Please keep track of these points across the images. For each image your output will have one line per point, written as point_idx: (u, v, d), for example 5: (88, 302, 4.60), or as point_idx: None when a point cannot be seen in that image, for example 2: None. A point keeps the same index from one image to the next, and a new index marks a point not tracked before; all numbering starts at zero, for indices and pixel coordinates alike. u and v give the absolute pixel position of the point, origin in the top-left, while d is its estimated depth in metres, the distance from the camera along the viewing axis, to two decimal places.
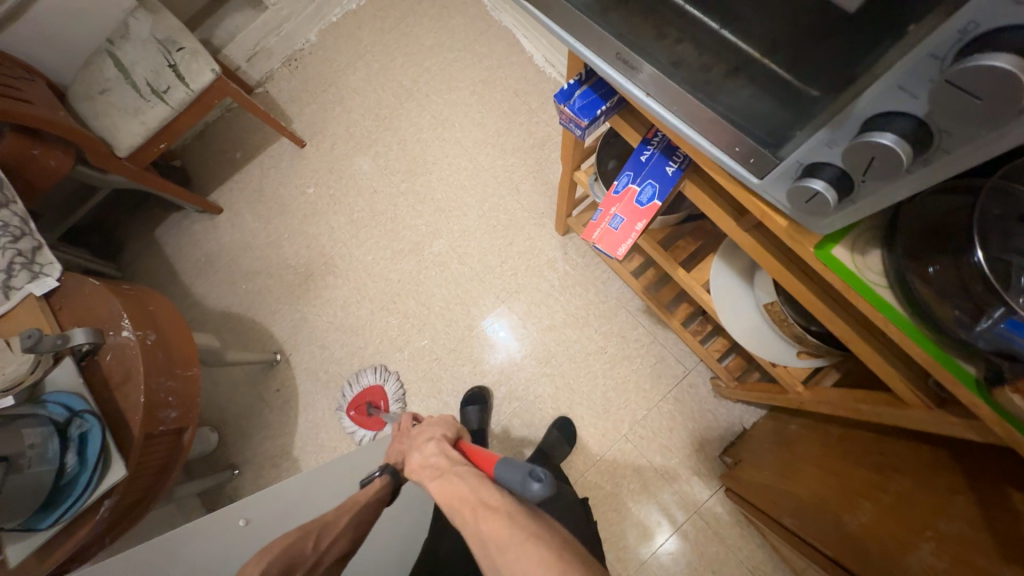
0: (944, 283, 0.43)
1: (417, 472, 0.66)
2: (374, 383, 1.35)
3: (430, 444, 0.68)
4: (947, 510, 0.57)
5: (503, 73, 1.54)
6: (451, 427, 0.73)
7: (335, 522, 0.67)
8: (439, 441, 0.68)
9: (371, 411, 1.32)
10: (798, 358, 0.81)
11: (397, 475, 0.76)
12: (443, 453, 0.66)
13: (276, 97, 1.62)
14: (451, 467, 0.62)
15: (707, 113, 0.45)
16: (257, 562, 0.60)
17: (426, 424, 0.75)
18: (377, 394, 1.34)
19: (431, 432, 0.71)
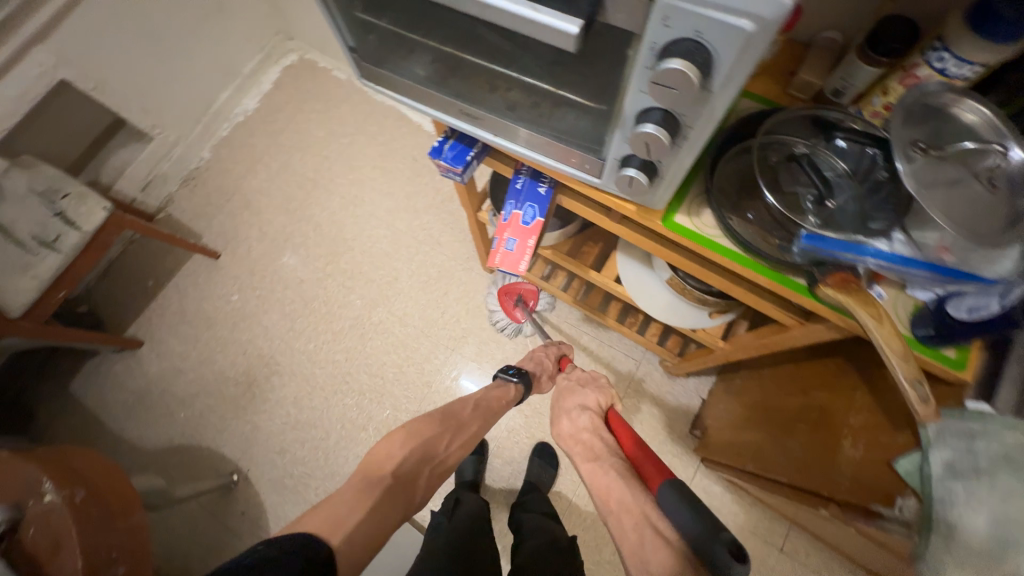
0: (762, 221, 0.53)
1: (569, 440, 0.74)
2: (529, 282, 1.21)
3: (585, 417, 0.75)
4: (852, 406, 0.66)
5: (398, 144, 1.66)
6: (606, 398, 0.80)
7: (465, 429, 0.79)
8: (592, 415, 0.75)
9: (519, 304, 1.26)
10: (711, 318, 0.90)
11: (528, 386, 0.88)
12: (598, 429, 0.73)
13: (181, 217, 1.62)
14: (604, 451, 0.68)
15: (541, 138, 0.55)
16: (399, 444, 0.72)
17: (587, 387, 0.82)
18: (528, 290, 1.22)
19: (585, 400, 0.79)
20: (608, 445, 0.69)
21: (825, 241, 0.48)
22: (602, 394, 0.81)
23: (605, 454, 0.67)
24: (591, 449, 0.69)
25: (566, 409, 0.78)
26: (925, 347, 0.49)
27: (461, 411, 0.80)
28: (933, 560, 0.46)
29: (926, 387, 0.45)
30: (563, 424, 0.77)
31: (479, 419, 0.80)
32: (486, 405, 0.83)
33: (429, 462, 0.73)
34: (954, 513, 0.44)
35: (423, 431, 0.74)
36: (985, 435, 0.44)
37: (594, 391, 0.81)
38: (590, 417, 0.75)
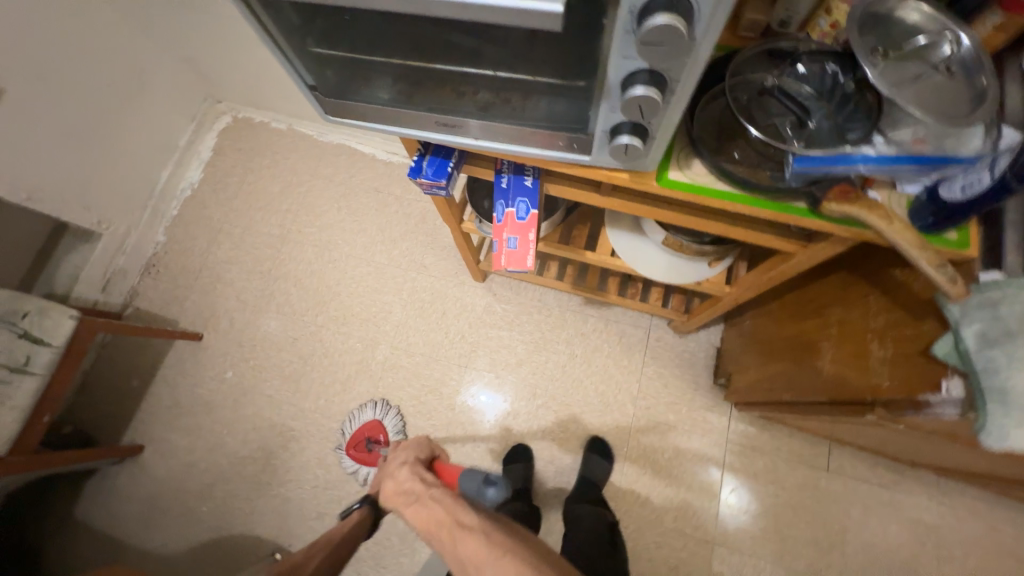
0: (749, 159, 0.56)
1: (394, 494, 0.81)
2: (372, 419, 1.36)
3: (404, 470, 0.83)
4: (869, 311, 0.68)
5: (358, 180, 1.65)
6: (421, 449, 0.91)
7: (302, 564, 0.78)
8: (409, 465, 0.84)
9: (371, 447, 1.33)
10: (711, 267, 0.93)
11: (374, 508, 0.94)
12: (416, 472, 0.83)
13: (150, 308, 1.55)
14: (422, 489, 0.78)
15: (523, 129, 0.55)
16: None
17: (409, 446, 0.92)
18: (375, 428, 1.35)
19: (404, 457, 0.88)
20: (426, 483, 0.79)
21: (814, 160, 0.50)
22: (420, 447, 0.91)
23: (425, 489, 0.78)
24: (409, 495, 0.78)
25: (390, 470, 0.86)
26: (932, 235, 0.51)
27: (291, 555, 0.79)
28: (994, 429, 0.45)
29: (950, 268, 0.47)
30: (387, 483, 0.84)
31: (313, 557, 0.80)
32: (320, 540, 0.84)
33: None
34: (999, 377, 0.45)
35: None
36: (1006, 300, 0.47)
37: (414, 449, 0.90)
38: (409, 467, 0.84)
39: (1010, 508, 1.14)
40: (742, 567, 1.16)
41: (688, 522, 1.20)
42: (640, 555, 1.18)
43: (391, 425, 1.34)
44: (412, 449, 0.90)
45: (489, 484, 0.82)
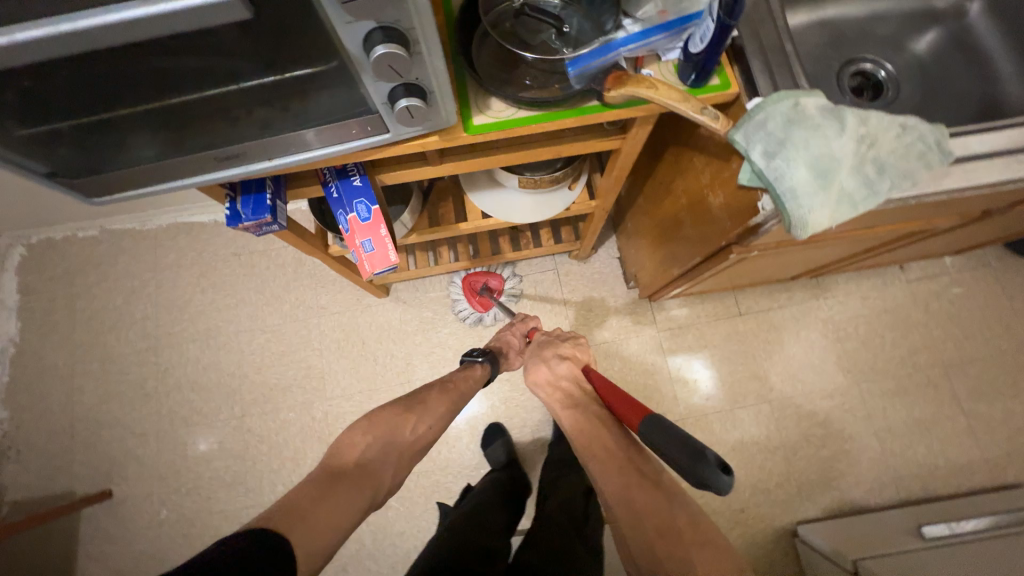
0: (539, 80, 0.59)
1: (548, 386, 0.79)
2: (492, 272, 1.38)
3: (564, 366, 0.80)
4: (698, 170, 0.76)
5: (210, 252, 1.49)
6: (581, 352, 0.83)
7: (430, 407, 0.77)
8: (570, 362, 0.80)
9: (483, 290, 1.33)
10: (573, 189, 0.98)
11: (496, 365, 0.90)
12: (577, 377, 0.78)
13: (32, 492, 1.33)
14: (584, 400, 0.75)
15: (310, 132, 0.52)
16: (362, 431, 0.70)
17: (570, 352, 0.83)
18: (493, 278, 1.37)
19: (563, 351, 0.82)
20: (585, 395, 0.76)
21: (586, 57, 0.53)
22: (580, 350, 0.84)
23: (585, 402, 0.75)
24: (568, 397, 0.77)
25: (545, 358, 0.81)
26: (701, 87, 0.58)
27: (427, 394, 0.80)
28: (796, 220, 0.53)
29: (713, 110, 0.53)
30: (540, 369, 0.81)
31: (446, 403, 0.79)
32: (456, 386, 0.83)
33: (394, 445, 0.70)
34: (786, 180, 0.53)
35: (383, 418, 0.73)
36: (768, 116, 0.55)
37: (567, 342, 0.85)
38: (570, 367, 0.79)
39: (872, 276, 1.39)
40: (712, 426, 1.30)
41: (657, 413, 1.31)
42: None
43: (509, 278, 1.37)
44: (576, 354, 0.83)
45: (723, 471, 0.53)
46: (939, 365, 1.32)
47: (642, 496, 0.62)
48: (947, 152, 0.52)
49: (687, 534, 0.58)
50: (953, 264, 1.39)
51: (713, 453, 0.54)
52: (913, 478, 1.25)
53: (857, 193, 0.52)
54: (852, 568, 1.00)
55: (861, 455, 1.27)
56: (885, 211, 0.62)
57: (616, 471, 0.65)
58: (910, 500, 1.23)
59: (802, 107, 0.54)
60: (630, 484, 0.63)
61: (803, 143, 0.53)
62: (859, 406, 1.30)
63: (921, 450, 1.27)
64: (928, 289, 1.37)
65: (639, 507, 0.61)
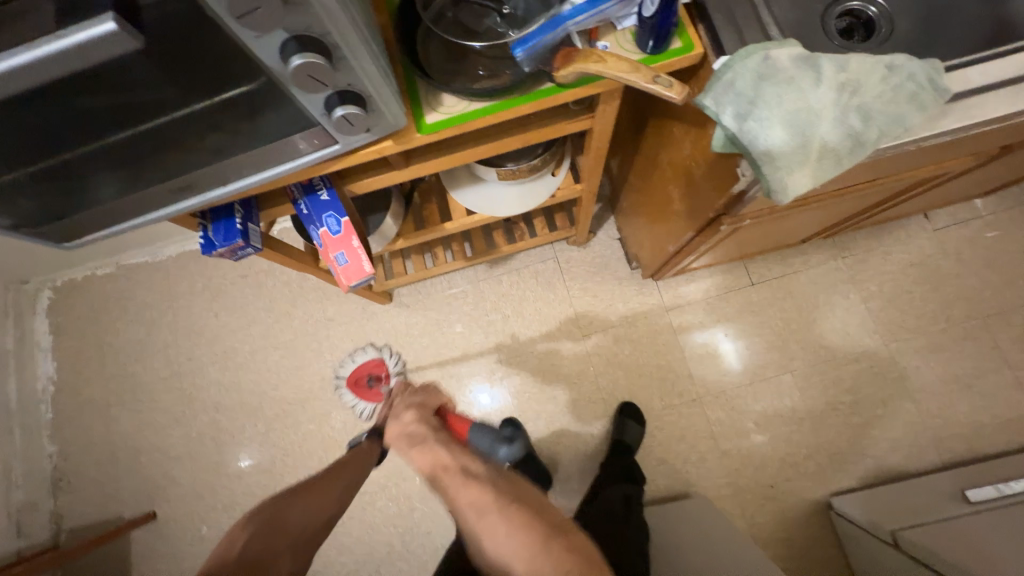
0: (492, 67, 0.57)
1: (397, 437, 0.73)
2: (372, 359, 1.39)
3: (410, 412, 0.74)
4: (679, 139, 0.72)
5: (218, 277, 1.53)
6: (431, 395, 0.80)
7: (309, 493, 0.76)
8: (416, 408, 0.75)
9: (372, 382, 1.38)
10: (556, 175, 0.94)
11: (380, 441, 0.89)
12: (422, 420, 0.73)
13: (85, 519, 1.42)
14: (428, 434, 0.70)
15: (259, 152, 0.52)
16: (244, 528, 0.68)
17: (412, 390, 0.82)
18: (375, 365, 1.39)
19: (412, 400, 0.78)
20: (430, 428, 0.71)
21: (531, 36, 0.50)
22: (431, 394, 0.81)
23: (429, 435, 0.69)
24: (414, 437, 0.70)
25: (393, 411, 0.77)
26: (661, 54, 0.54)
27: (310, 480, 0.79)
28: (776, 184, 0.50)
29: (665, 78, 0.46)
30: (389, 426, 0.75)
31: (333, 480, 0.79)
32: (338, 466, 0.83)
33: (280, 530, 0.69)
34: (760, 142, 0.49)
35: (269, 507, 0.73)
36: (736, 75, 0.50)
37: (419, 390, 0.82)
38: (417, 412, 0.74)
39: (895, 229, 1.29)
40: (733, 402, 1.25)
41: (672, 394, 1.28)
42: (650, 443, 1.25)
43: (390, 361, 1.38)
44: (425, 397, 0.79)
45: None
46: (976, 316, 1.23)
47: (477, 495, 0.58)
48: (942, 90, 0.47)
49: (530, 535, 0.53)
50: (986, 206, 1.28)
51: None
52: (955, 439, 1.17)
53: (842, 147, 0.48)
54: (891, 540, 0.96)
55: (896, 419, 1.20)
56: (882, 160, 0.57)
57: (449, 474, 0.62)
58: (952, 462, 1.16)
59: (773, 60, 0.50)
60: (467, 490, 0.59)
61: (776, 100, 0.49)
62: (889, 368, 1.23)
63: (962, 409, 1.18)
64: (958, 237, 1.27)
65: (476, 521, 0.56)
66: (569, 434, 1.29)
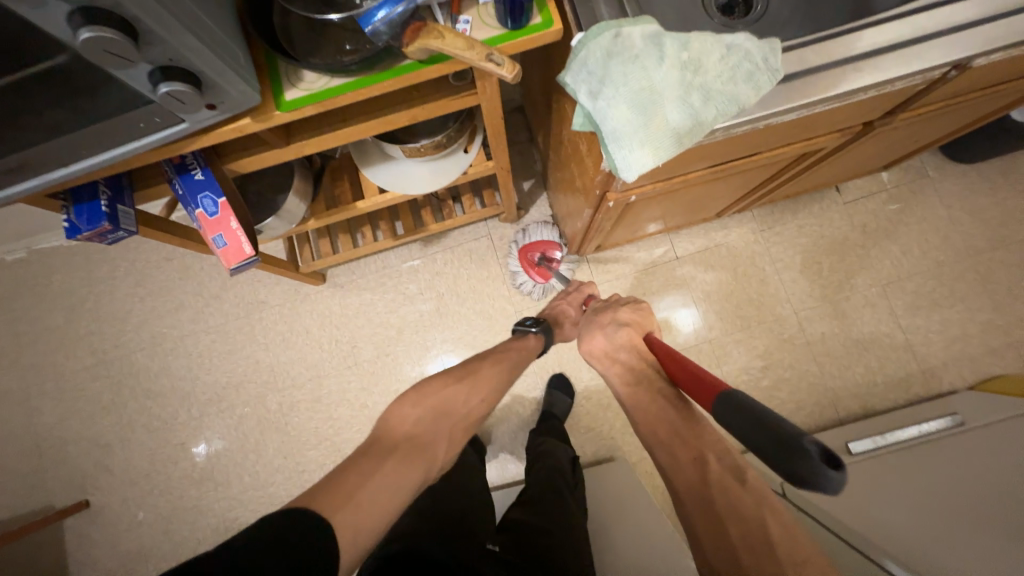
0: (355, 41, 0.54)
1: (605, 356, 0.76)
2: (548, 238, 1.32)
3: (624, 335, 0.76)
4: (568, 116, 0.73)
5: (141, 260, 1.46)
6: (642, 317, 0.81)
7: (482, 382, 0.75)
8: (631, 331, 0.77)
9: (543, 262, 1.30)
10: (467, 153, 0.94)
11: (548, 335, 0.91)
12: (636, 348, 0.74)
13: (15, 510, 1.38)
14: (643, 372, 0.71)
15: (95, 131, 0.49)
16: (415, 404, 0.67)
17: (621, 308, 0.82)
18: (550, 246, 1.31)
19: (621, 317, 0.80)
20: (648, 365, 0.72)
21: (375, 11, 0.47)
22: (641, 318, 0.81)
23: (648, 376, 0.70)
24: (630, 370, 0.72)
25: (602, 324, 0.79)
26: (520, 30, 0.53)
27: (482, 364, 0.78)
28: (625, 165, 0.51)
29: (498, 55, 0.49)
30: (596, 338, 0.77)
31: (496, 370, 0.78)
32: (505, 355, 0.82)
33: (452, 415, 0.69)
34: (607, 121, 0.50)
35: (434, 390, 0.70)
36: (589, 53, 0.51)
37: (626, 307, 0.83)
38: (631, 338, 0.75)
39: (810, 203, 1.36)
40: None
41: None
42: (580, 412, 1.31)
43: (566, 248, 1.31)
44: (639, 319, 0.80)
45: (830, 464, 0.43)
46: (878, 284, 1.32)
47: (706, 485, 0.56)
48: (774, 71, 0.49)
49: (770, 547, 0.51)
50: (891, 179, 1.35)
51: (810, 441, 0.45)
52: (852, 398, 1.27)
53: (683, 127, 0.50)
54: (781, 489, 1.06)
55: (802, 381, 1.29)
56: (737, 138, 0.59)
57: (686, 452, 0.59)
58: (848, 418, 1.26)
59: (625, 37, 0.50)
60: (690, 466, 0.58)
61: (622, 79, 0.50)
62: (800, 334, 1.31)
63: (860, 371, 1.29)
64: (865, 209, 1.35)
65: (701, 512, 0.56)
66: (504, 407, 1.33)
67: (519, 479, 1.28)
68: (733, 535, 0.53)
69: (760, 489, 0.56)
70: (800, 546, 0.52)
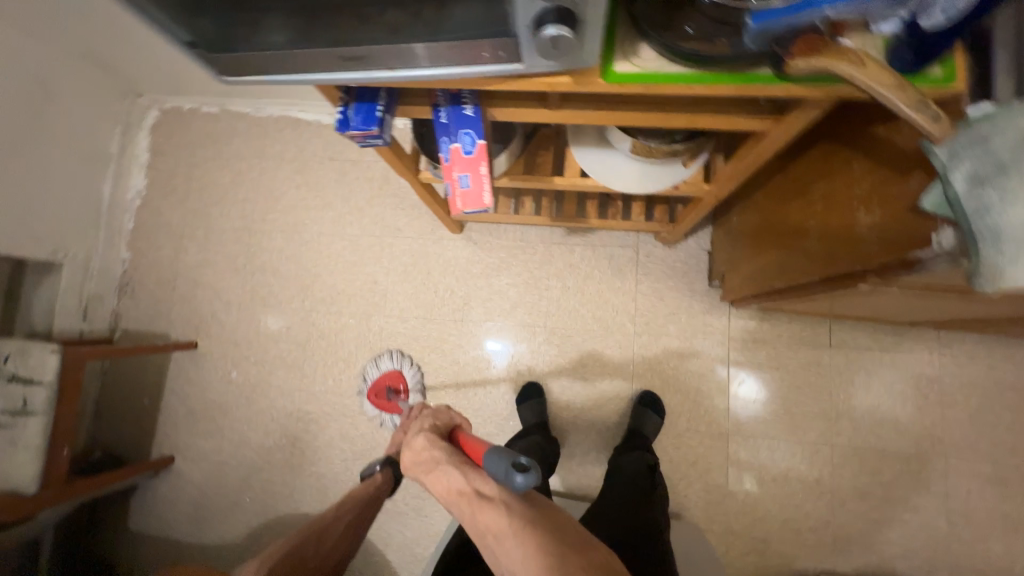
0: (704, 31, 0.49)
1: (412, 467, 0.66)
2: (392, 368, 1.38)
3: (422, 437, 0.68)
4: (852, 176, 0.65)
5: (308, 152, 1.55)
6: (442, 418, 0.74)
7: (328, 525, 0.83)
8: (430, 430, 0.69)
9: (391, 396, 1.36)
10: (687, 167, 0.87)
11: (395, 470, 0.94)
12: (437, 442, 0.66)
13: (139, 326, 1.55)
14: (446, 457, 0.64)
15: (441, 46, 0.48)
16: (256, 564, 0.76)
17: (426, 410, 0.77)
18: (394, 379, 1.37)
19: (424, 424, 0.72)
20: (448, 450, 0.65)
21: (771, 13, 0.43)
22: (439, 416, 0.75)
23: (449, 459, 0.63)
24: (433, 465, 0.64)
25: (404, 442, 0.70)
26: (913, 76, 0.46)
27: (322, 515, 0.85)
28: (986, 271, 0.43)
29: (934, 105, 0.42)
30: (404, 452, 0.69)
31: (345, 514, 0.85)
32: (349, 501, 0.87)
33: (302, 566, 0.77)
34: (990, 217, 0.42)
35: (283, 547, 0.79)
36: (994, 132, 0.42)
37: (432, 412, 0.76)
38: (427, 437, 0.68)
39: (1011, 347, 1.16)
40: (759, 451, 1.22)
41: (701, 420, 1.25)
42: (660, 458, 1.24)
43: (411, 375, 1.36)
44: (433, 420, 0.73)
45: (516, 471, 0.55)
46: None
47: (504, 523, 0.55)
48: None
49: (517, 534, 0.54)
50: None
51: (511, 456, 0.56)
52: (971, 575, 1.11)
53: None
54: None
55: (919, 531, 1.14)
56: None
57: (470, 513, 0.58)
58: None
59: None
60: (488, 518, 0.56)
61: None
62: (936, 482, 1.15)
63: (995, 550, 1.11)
64: None
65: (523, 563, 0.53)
66: (585, 419, 1.30)
67: (576, 494, 1.26)
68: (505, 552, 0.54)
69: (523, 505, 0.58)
70: (540, 512, 0.59)
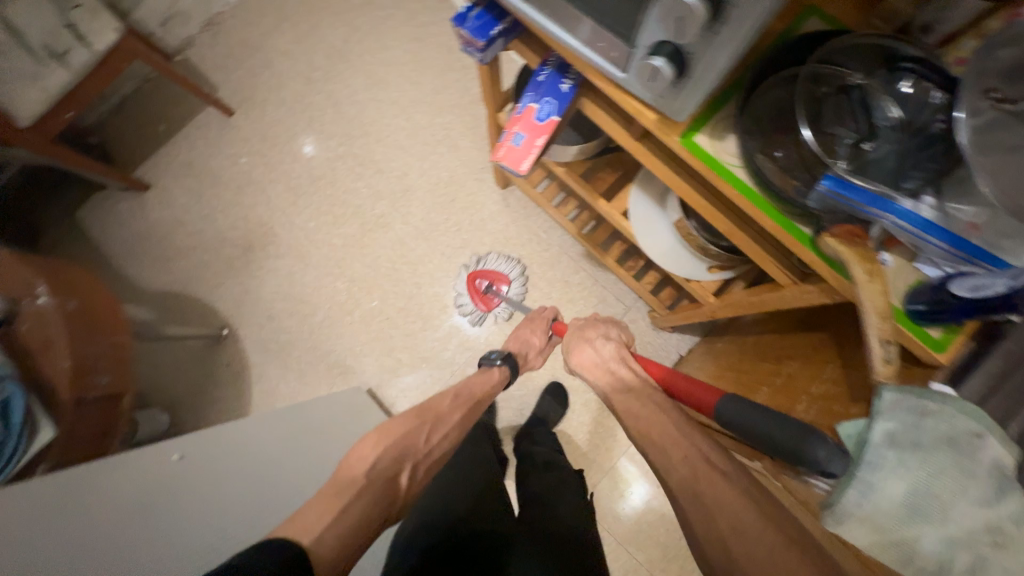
0: (787, 162, 0.49)
1: (592, 368, 0.72)
2: (502, 270, 1.36)
3: (610, 346, 0.73)
4: (819, 375, 0.67)
5: (435, 30, 1.55)
6: (622, 332, 0.80)
7: (444, 419, 0.72)
8: (617, 344, 0.73)
9: (488, 290, 1.36)
10: (708, 272, 0.88)
11: (512, 369, 0.87)
12: (623, 358, 0.71)
13: (198, 64, 1.58)
14: (632, 379, 0.66)
15: (569, 11, 0.48)
16: (376, 445, 0.63)
17: (606, 322, 0.81)
18: (499, 277, 1.36)
19: (608, 332, 0.77)
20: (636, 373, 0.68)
21: (848, 187, 0.44)
22: (621, 332, 0.80)
23: (642, 385, 0.64)
24: (618, 379, 0.67)
25: (588, 340, 0.76)
26: (912, 323, 0.46)
27: (439, 400, 0.74)
28: (839, 510, 0.43)
29: (893, 349, 0.44)
30: (584, 352, 0.74)
31: (460, 410, 0.75)
32: (471, 393, 0.78)
33: (410, 456, 0.65)
34: (876, 475, 0.43)
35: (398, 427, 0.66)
36: (936, 414, 0.44)
37: (612, 327, 0.80)
38: (616, 347, 0.73)
39: None
40: None
41: None
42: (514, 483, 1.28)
43: (515, 282, 1.35)
44: (619, 337, 0.77)
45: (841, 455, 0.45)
46: None
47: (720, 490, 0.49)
48: None
49: (749, 509, 0.48)
50: None
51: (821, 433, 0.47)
52: None
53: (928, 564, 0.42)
54: None
55: None
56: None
57: (681, 451, 0.54)
58: None
59: (980, 445, 0.43)
60: (706, 476, 0.51)
61: (932, 469, 0.43)
62: None
63: None
64: None
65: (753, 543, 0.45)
66: None
67: None
68: (703, 507, 0.49)
69: (740, 475, 0.51)
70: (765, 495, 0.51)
